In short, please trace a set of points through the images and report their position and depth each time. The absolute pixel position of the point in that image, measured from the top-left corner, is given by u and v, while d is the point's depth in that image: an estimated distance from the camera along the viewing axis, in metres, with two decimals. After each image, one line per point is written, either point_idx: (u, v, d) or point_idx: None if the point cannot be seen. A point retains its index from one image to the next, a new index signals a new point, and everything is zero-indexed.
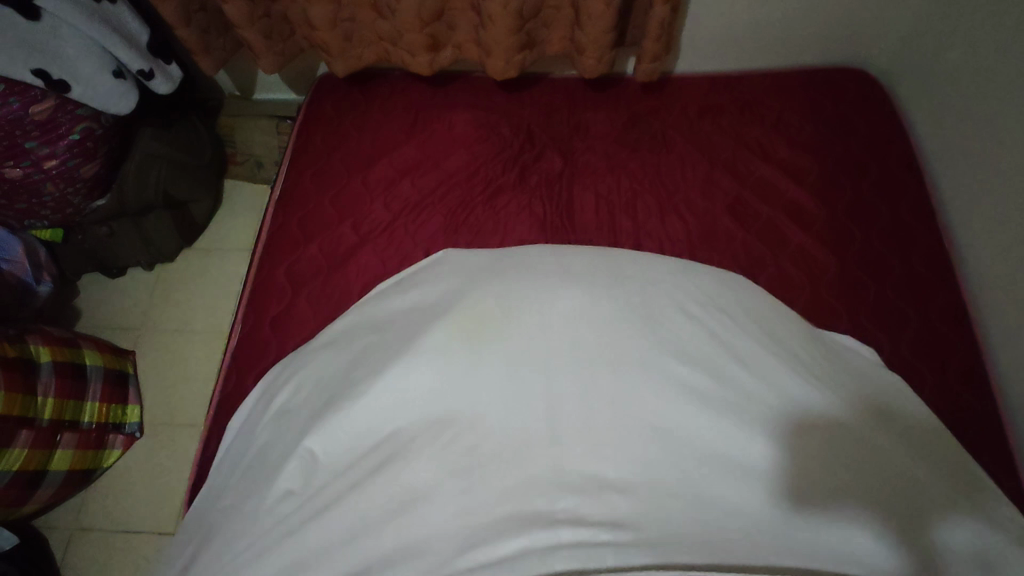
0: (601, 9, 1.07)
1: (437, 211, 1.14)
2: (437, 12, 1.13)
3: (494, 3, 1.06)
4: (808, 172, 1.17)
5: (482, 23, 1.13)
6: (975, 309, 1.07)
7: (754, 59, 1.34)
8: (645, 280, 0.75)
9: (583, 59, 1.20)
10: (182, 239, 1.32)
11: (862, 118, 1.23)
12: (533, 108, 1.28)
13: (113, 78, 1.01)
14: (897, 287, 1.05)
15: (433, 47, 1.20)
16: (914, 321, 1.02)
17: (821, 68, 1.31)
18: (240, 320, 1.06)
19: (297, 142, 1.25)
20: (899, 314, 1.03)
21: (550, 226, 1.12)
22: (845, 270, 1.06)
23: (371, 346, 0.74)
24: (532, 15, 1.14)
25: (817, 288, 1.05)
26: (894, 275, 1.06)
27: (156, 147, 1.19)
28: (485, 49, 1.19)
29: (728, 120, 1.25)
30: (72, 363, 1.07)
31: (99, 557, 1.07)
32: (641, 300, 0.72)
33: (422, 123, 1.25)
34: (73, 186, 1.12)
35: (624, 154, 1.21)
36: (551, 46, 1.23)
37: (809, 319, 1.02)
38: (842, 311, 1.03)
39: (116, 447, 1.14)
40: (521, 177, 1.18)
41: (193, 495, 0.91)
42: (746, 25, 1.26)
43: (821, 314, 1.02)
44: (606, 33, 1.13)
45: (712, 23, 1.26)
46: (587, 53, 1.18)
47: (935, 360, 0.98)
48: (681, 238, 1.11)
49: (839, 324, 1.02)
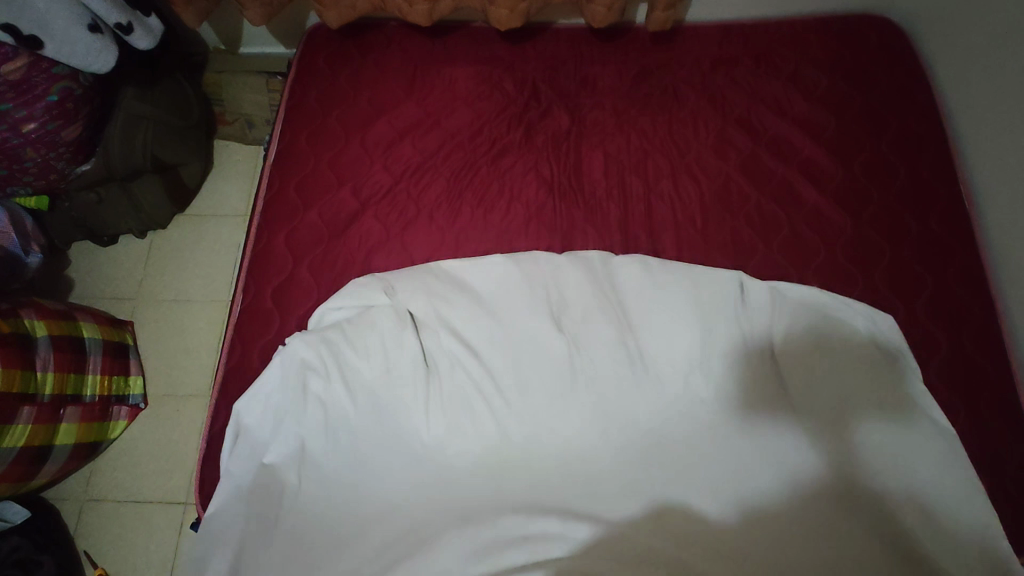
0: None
1: (440, 174, 1.09)
2: None
3: None
4: (826, 128, 1.12)
5: None
6: (992, 270, 1.05)
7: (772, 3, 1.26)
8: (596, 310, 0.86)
9: (591, 8, 1.13)
10: (174, 204, 1.27)
11: (884, 68, 1.17)
12: (538, 62, 1.21)
13: (89, 32, 0.94)
14: (914, 249, 1.02)
15: None
16: (931, 285, 1.00)
17: (841, 14, 1.24)
18: (239, 292, 1.03)
19: (289, 101, 1.18)
20: (916, 278, 1.00)
21: (559, 189, 1.08)
22: (862, 232, 1.04)
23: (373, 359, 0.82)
24: None
25: (833, 251, 1.02)
26: (911, 236, 1.03)
27: (142, 108, 1.12)
28: None
29: (743, 72, 1.18)
30: (69, 336, 1.04)
31: (113, 528, 1.07)
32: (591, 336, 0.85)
33: (421, 79, 1.18)
34: (55, 151, 1.06)
35: (634, 111, 1.16)
36: None
37: (823, 283, 1.00)
38: (858, 274, 1.00)
39: (121, 419, 1.13)
40: (527, 136, 1.13)
41: (203, 469, 0.90)
42: None
43: (836, 277, 1.00)
44: None
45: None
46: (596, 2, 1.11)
47: (951, 324, 0.97)
48: (693, 200, 1.08)
49: (855, 287, 0.99)
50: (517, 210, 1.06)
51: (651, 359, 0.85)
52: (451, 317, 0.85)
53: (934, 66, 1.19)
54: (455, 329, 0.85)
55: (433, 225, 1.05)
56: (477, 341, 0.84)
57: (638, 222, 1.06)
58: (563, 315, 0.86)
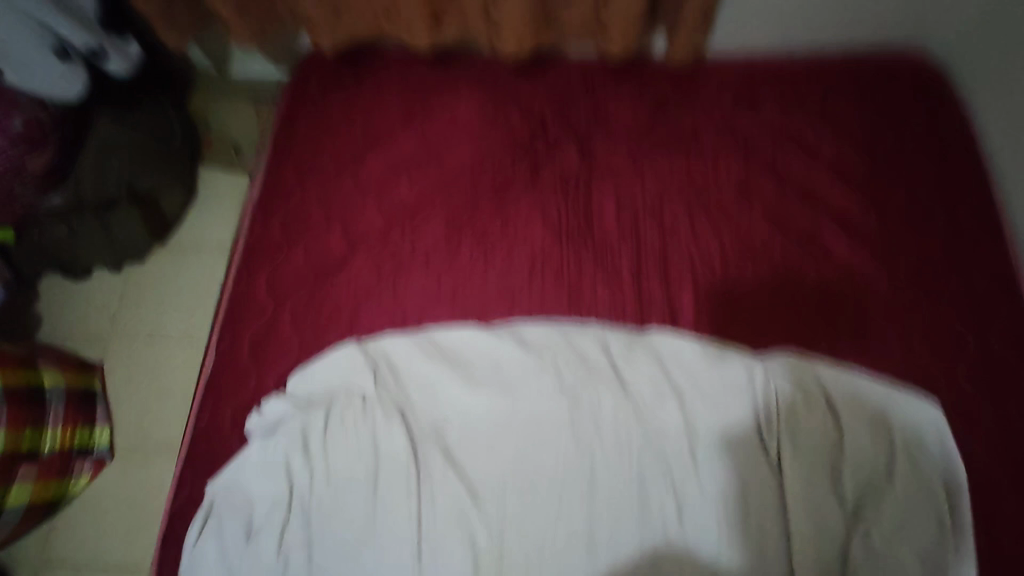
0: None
1: (438, 214, 1.00)
2: None
3: None
4: (859, 175, 1.03)
5: None
6: None
7: (799, 37, 1.17)
8: (608, 383, 0.85)
9: (608, 40, 1.05)
10: (154, 238, 1.16)
11: (921, 112, 1.09)
12: (548, 94, 1.13)
13: (56, 59, 0.86)
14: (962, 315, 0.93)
15: (435, 22, 1.04)
16: (977, 355, 0.90)
17: (874, 52, 1.15)
18: (213, 344, 0.94)
19: (279, 131, 1.10)
20: (961, 346, 0.91)
21: (568, 236, 0.99)
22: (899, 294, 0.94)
23: (381, 437, 0.81)
24: None
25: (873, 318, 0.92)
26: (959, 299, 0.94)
27: (117, 136, 1.04)
28: (495, 26, 1.03)
29: (768, 112, 1.10)
30: (27, 387, 0.95)
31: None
32: (601, 409, 0.83)
33: (421, 111, 1.09)
34: (20, 181, 0.97)
35: (651, 151, 1.07)
36: (570, 23, 1.07)
37: (855, 351, 0.91)
38: (896, 344, 0.91)
39: (84, 474, 1.04)
40: (534, 176, 1.04)
41: (164, 547, 0.80)
42: None
43: (869, 345, 0.91)
44: (636, 12, 0.97)
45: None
46: (613, 31, 1.02)
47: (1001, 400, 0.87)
48: (714, 252, 0.99)
49: (892, 359, 0.90)
50: (521, 258, 0.97)
51: (661, 433, 0.82)
52: (449, 371, 0.85)
53: (976, 109, 1.10)
54: (454, 382, 0.85)
55: (428, 275, 0.96)
56: (478, 394, 0.84)
57: (654, 275, 0.97)
58: (575, 388, 0.84)
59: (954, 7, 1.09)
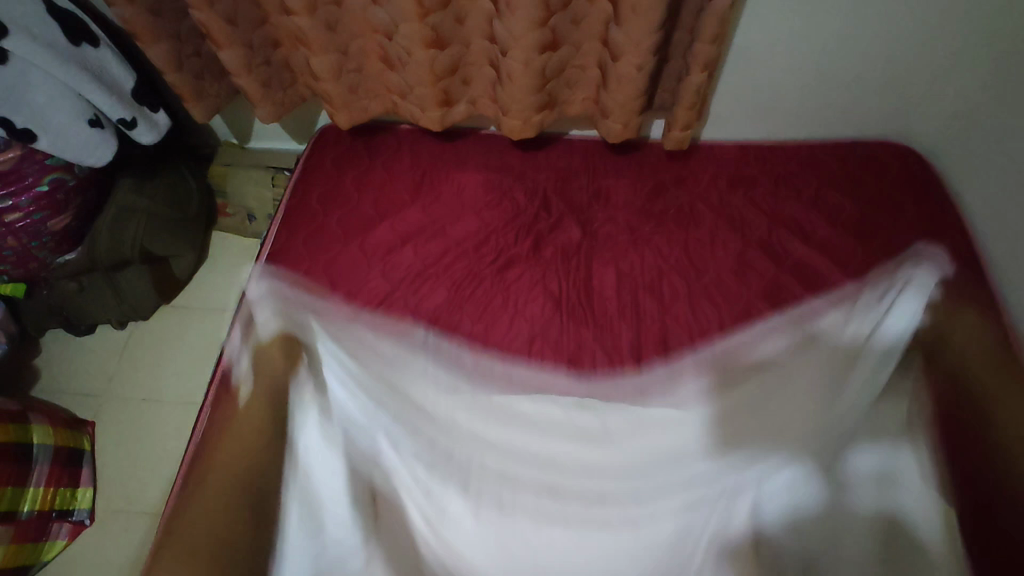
0: (634, 73, 0.99)
1: (441, 281, 1.03)
2: (452, 67, 1.05)
3: (515, 62, 0.98)
4: (854, 256, 1.06)
5: (501, 81, 1.04)
6: None
7: (790, 126, 1.24)
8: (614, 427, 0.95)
9: (608, 123, 1.11)
10: (159, 296, 1.20)
11: (910, 197, 1.12)
12: (552, 171, 1.18)
13: (90, 126, 0.91)
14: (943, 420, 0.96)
15: (447, 103, 1.11)
16: None
17: (863, 141, 1.21)
18: (207, 409, 0.96)
19: (291, 200, 1.14)
20: None
21: (567, 306, 1.01)
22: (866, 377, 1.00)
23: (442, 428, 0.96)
24: (556, 75, 1.05)
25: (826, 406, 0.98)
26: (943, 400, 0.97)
27: (135, 200, 1.09)
28: (503, 108, 1.09)
29: (762, 194, 1.14)
30: (14, 443, 0.93)
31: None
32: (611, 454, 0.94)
33: (428, 184, 1.14)
34: (38, 240, 1.01)
35: (648, 227, 1.10)
36: (573, 107, 1.14)
37: None
38: None
39: (60, 538, 1.00)
40: (536, 247, 1.07)
41: None
42: (783, 92, 1.17)
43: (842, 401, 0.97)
44: (634, 99, 1.04)
45: (754, 82, 1.15)
46: (613, 115, 1.08)
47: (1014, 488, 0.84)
48: (712, 327, 0.99)
49: None
50: (520, 327, 0.98)
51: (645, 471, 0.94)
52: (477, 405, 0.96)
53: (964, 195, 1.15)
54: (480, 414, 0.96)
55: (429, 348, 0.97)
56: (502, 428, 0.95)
57: (653, 348, 0.97)
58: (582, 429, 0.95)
59: (938, 104, 1.16)
